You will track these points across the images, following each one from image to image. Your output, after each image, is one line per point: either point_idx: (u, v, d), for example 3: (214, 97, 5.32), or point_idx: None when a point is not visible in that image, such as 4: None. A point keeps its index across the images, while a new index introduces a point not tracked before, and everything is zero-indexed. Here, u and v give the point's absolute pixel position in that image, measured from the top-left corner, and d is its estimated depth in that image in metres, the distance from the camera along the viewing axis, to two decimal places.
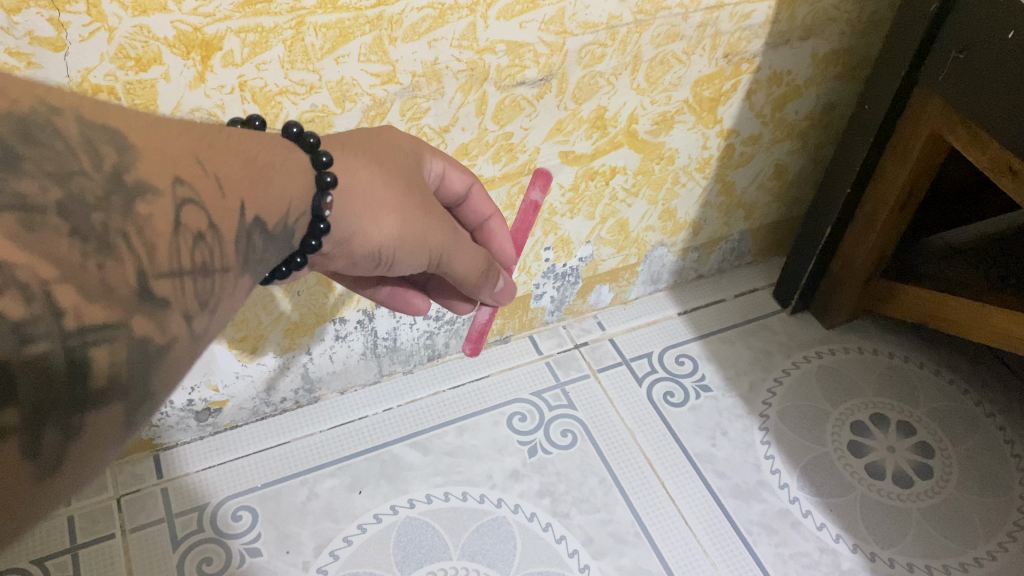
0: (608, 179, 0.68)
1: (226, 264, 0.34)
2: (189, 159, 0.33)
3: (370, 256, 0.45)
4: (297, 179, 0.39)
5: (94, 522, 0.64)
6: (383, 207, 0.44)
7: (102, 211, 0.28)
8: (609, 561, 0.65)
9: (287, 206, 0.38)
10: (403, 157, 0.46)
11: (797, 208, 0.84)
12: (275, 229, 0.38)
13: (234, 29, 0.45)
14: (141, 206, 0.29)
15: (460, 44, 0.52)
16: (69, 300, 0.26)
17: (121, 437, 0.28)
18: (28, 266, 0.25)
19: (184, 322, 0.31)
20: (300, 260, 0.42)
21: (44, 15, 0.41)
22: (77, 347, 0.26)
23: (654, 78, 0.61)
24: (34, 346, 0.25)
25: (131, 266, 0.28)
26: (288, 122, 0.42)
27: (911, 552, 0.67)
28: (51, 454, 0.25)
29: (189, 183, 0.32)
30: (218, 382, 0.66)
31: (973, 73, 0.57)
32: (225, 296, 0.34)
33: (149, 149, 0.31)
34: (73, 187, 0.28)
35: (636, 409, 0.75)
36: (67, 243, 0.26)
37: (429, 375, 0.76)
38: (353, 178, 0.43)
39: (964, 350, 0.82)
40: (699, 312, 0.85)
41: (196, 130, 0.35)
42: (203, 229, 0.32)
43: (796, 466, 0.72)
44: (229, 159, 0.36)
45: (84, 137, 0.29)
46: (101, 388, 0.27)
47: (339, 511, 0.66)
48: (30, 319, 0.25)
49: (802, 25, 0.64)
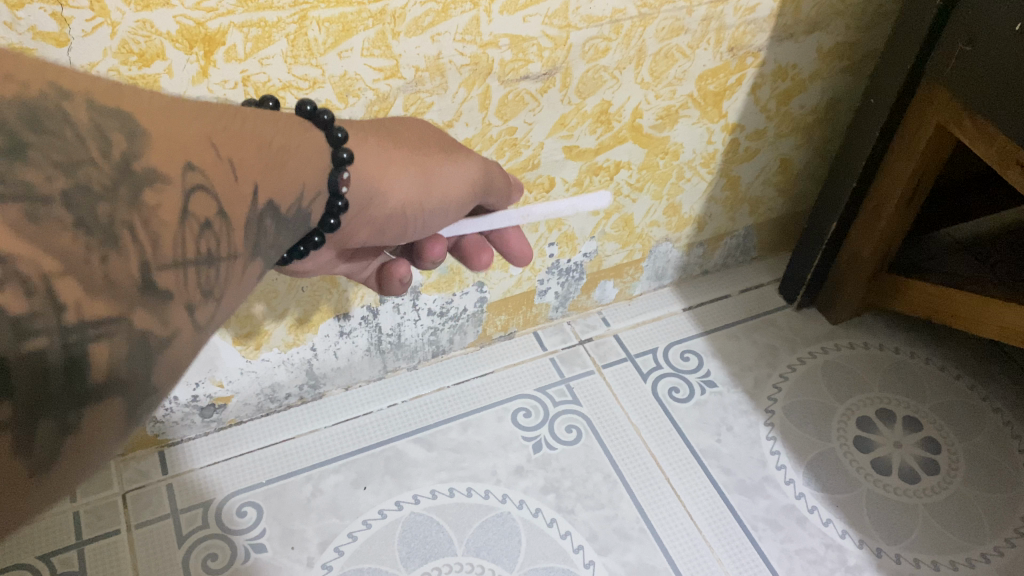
0: (612, 174, 0.68)
1: (233, 252, 0.34)
2: (204, 141, 0.33)
3: (395, 217, 0.45)
4: (312, 161, 0.40)
5: (99, 518, 0.64)
6: (399, 162, 0.44)
7: (108, 202, 0.28)
8: (614, 557, 0.64)
9: (301, 188, 0.39)
10: (405, 124, 0.47)
11: (802, 203, 0.84)
12: (288, 213, 0.39)
13: (237, 24, 0.45)
14: (149, 196, 0.30)
15: (464, 38, 0.52)
16: (71, 294, 0.26)
17: (121, 434, 0.28)
18: (31, 258, 0.25)
19: (187, 314, 0.30)
20: (318, 239, 0.43)
21: (47, 9, 0.41)
22: (76, 343, 0.26)
23: (658, 72, 0.61)
24: (31, 342, 0.25)
25: (135, 259, 0.29)
26: (302, 101, 0.42)
27: (919, 548, 0.67)
28: (44, 451, 0.25)
29: (201, 170, 0.32)
30: (222, 378, 0.66)
31: (979, 64, 0.57)
32: (231, 283, 0.34)
33: (160, 135, 0.31)
34: (79, 177, 0.28)
35: (640, 404, 0.75)
36: (71, 235, 0.27)
37: (434, 371, 0.76)
38: (363, 146, 0.43)
39: (971, 345, 0.82)
40: (704, 308, 0.84)
41: (211, 112, 0.35)
42: (210, 217, 0.33)
43: (802, 463, 0.72)
44: (244, 143, 0.36)
45: (94, 124, 0.29)
46: (100, 383, 0.27)
47: (343, 508, 0.66)
48: (30, 314, 0.25)
49: (807, 19, 0.63)
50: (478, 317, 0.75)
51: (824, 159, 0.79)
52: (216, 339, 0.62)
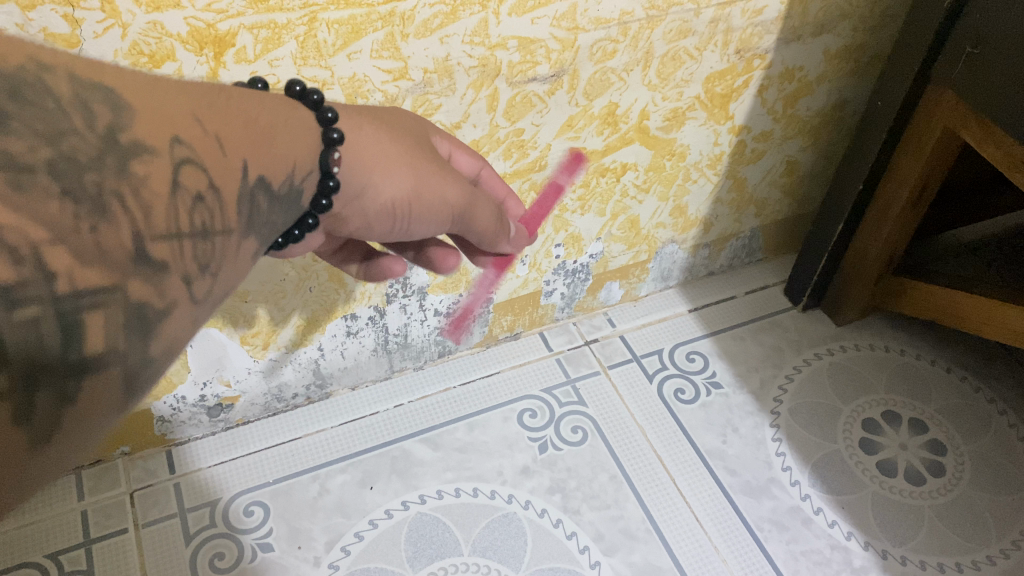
0: (619, 175, 0.68)
1: (227, 227, 0.34)
2: (189, 119, 0.33)
3: (384, 214, 0.45)
4: (301, 138, 0.39)
5: (106, 517, 0.64)
6: (394, 162, 0.44)
7: (95, 171, 0.28)
8: (621, 558, 0.65)
9: (292, 165, 0.39)
10: (403, 119, 0.47)
11: (807, 204, 0.84)
12: (280, 189, 0.38)
13: (247, 26, 0.45)
14: (137, 166, 0.29)
15: (472, 40, 0.52)
16: (62, 263, 0.25)
17: (118, 409, 0.28)
18: (17, 228, 0.25)
19: (184, 286, 0.31)
20: (311, 222, 0.42)
21: (58, 11, 0.41)
22: (71, 310, 0.26)
23: (666, 74, 0.61)
24: (24, 310, 0.25)
25: (127, 229, 0.28)
26: (291, 82, 0.42)
27: (924, 550, 0.67)
28: (43, 422, 0.25)
29: (188, 143, 0.32)
30: (230, 378, 0.66)
31: (987, 67, 0.57)
32: (229, 257, 0.34)
33: (144, 108, 0.31)
34: (63, 148, 0.27)
35: (646, 405, 0.75)
36: (58, 205, 0.26)
37: (440, 371, 0.77)
38: (359, 135, 0.43)
39: (976, 346, 0.82)
40: (709, 308, 0.84)
41: (194, 90, 0.35)
42: (202, 190, 0.32)
43: (808, 464, 0.72)
44: (231, 119, 0.35)
45: (76, 96, 0.29)
46: (96, 353, 0.26)
47: (350, 506, 0.66)
48: (20, 282, 0.24)
49: (815, 20, 0.63)
50: (485, 317, 0.75)
51: (830, 160, 0.79)
52: (222, 338, 0.62)
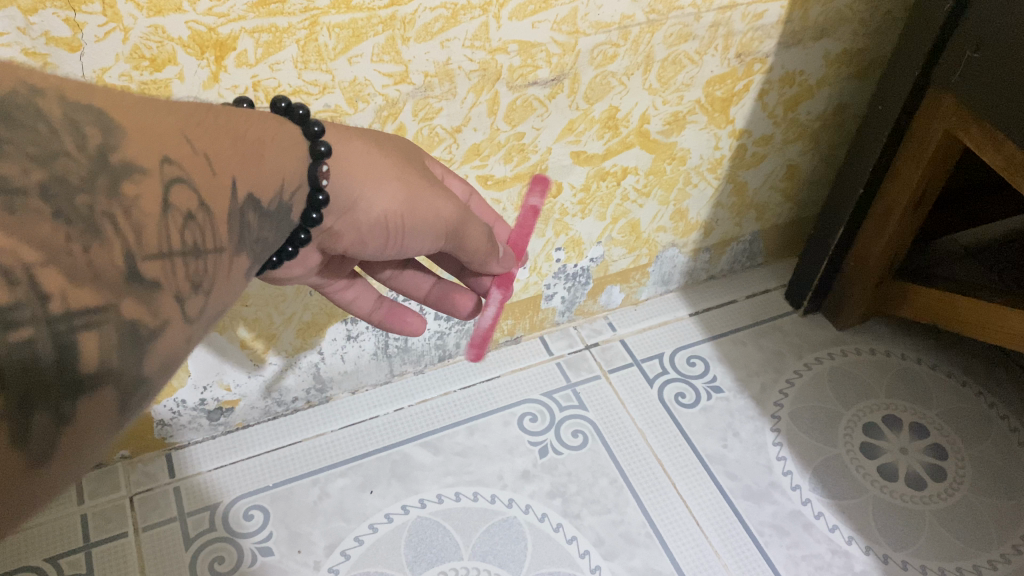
0: (619, 179, 0.68)
1: (218, 245, 0.34)
2: (179, 137, 0.33)
3: (377, 227, 0.45)
4: (289, 154, 0.40)
5: (106, 521, 0.64)
6: (384, 175, 0.44)
7: (86, 192, 0.27)
8: (621, 562, 0.65)
9: (282, 180, 0.39)
10: (394, 138, 0.47)
11: (808, 208, 0.84)
12: (269, 206, 0.38)
13: (248, 30, 0.45)
14: (127, 186, 0.29)
15: (472, 44, 0.52)
16: (55, 283, 0.25)
17: (115, 426, 0.28)
18: (10, 250, 0.25)
19: (176, 305, 0.30)
20: (304, 236, 0.42)
21: (60, 15, 0.41)
22: (65, 331, 0.25)
23: (666, 78, 0.61)
24: (18, 331, 0.24)
25: (119, 248, 0.28)
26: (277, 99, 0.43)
27: (925, 555, 0.66)
28: (41, 441, 0.25)
29: (178, 162, 0.32)
30: (230, 382, 0.66)
31: (987, 72, 0.57)
32: (219, 279, 0.34)
33: (134, 127, 0.30)
34: (55, 169, 0.27)
35: (647, 410, 0.75)
36: (51, 226, 0.26)
37: (441, 375, 0.76)
38: (347, 146, 0.43)
39: (977, 351, 0.82)
40: (710, 313, 0.84)
41: (182, 108, 0.35)
42: (192, 209, 0.32)
43: (808, 468, 0.72)
44: (219, 136, 0.35)
45: (67, 117, 0.28)
46: (91, 372, 0.26)
47: (351, 510, 0.66)
48: (14, 304, 0.24)
49: (815, 24, 0.64)
50: None
51: (831, 165, 0.79)
52: (222, 344, 0.62)
